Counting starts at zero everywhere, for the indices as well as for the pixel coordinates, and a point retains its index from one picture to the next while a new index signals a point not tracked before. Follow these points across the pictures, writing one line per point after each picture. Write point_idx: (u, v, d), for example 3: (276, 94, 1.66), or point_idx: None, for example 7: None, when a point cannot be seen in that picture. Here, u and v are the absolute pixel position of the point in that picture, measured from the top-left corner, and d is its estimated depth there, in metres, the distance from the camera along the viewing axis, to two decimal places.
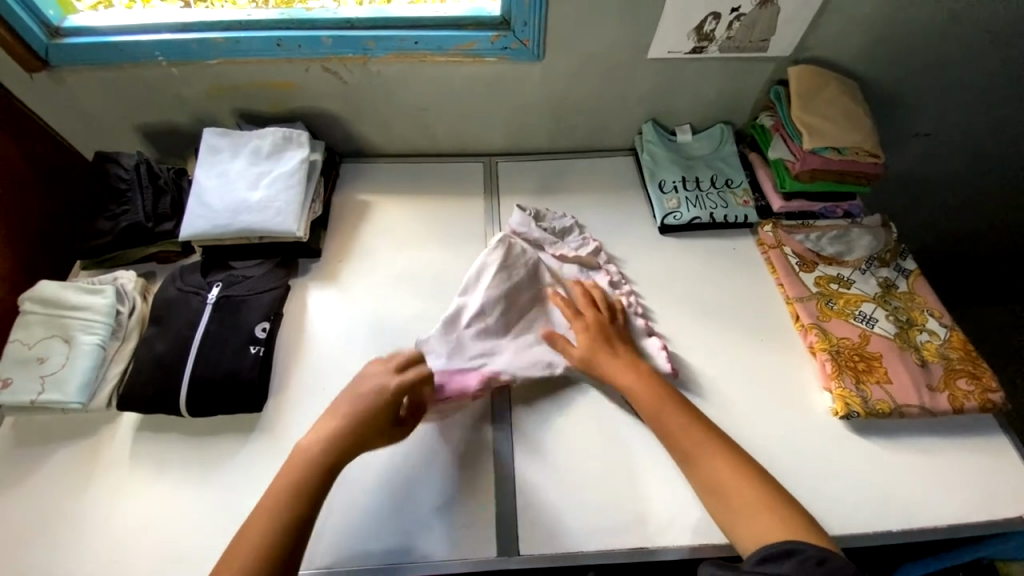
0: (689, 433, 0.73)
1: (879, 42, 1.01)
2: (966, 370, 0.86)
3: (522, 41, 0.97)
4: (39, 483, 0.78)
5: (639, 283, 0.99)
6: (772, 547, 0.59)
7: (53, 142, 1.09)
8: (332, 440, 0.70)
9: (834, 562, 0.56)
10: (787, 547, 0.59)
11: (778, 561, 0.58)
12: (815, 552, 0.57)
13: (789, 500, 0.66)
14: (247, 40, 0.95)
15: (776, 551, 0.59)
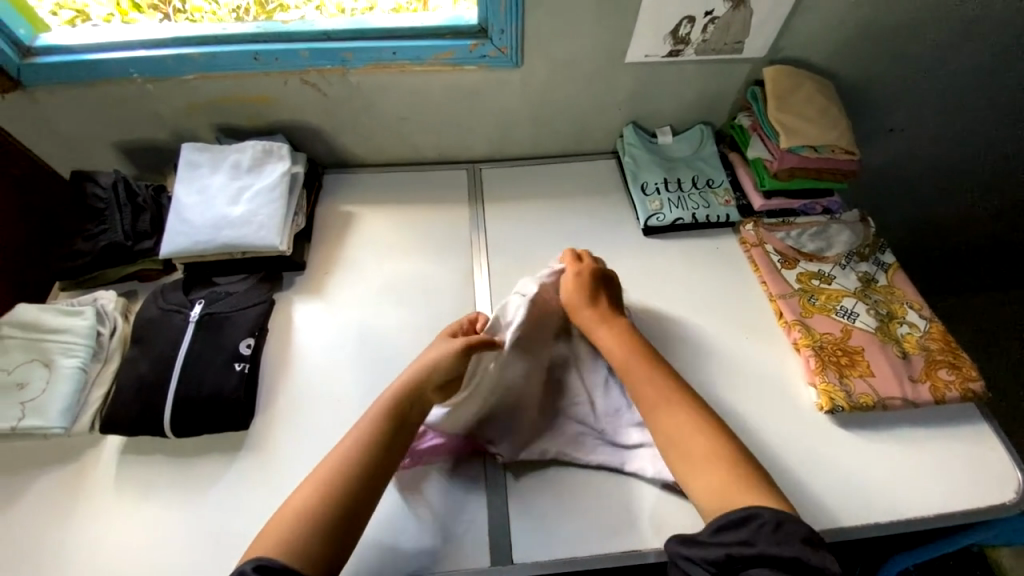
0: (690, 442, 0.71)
1: (850, 41, 1.03)
2: (946, 360, 0.88)
3: (500, 49, 0.97)
4: (21, 512, 0.76)
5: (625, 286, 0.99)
6: (731, 514, 0.62)
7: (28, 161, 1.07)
8: (391, 408, 0.75)
9: (791, 525, 0.59)
10: (746, 512, 0.62)
11: (738, 527, 0.61)
12: (770, 515, 0.60)
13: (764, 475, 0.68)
14: (222, 54, 0.94)
15: (735, 517, 0.62)
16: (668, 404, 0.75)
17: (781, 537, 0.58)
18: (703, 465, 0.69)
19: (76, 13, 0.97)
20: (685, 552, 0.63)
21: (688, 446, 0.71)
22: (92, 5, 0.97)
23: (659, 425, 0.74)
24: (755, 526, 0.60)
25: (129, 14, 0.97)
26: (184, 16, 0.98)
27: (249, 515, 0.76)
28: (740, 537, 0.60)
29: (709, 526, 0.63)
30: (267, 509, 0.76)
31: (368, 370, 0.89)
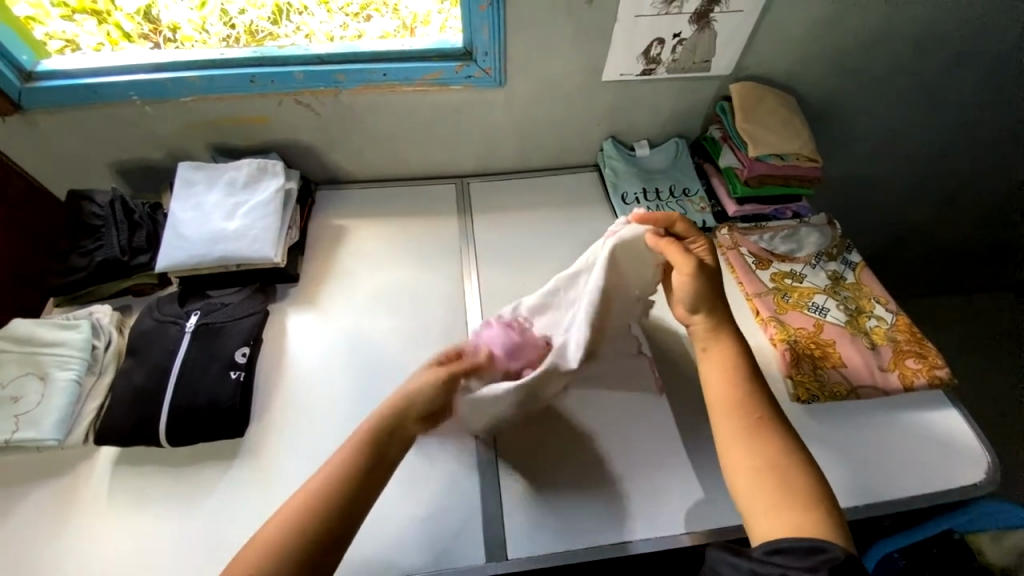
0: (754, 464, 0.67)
1: (808, 59, 1.11)
2: (913, 350, 0.93)
3: (485, 70, 1.03)
4: (10, 526, 0.76)
5: None
6: (794, 540, 0.57)
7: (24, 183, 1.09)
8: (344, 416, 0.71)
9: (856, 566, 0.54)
10: (813, 541, 0.56)
11: (801, 555, 0.56)
12: (838, 551, 0.55)
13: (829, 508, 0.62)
14: (220, 78, 0.99)
15: (796, 544, 0.57)
16: (746, 416, 0.70)
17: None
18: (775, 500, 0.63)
19: (65, 43, 1.01)
20: (731, 560, 0.60)
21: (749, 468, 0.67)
22: (82, 35, 1.01)
23: (733, 434, 0.70)
24: (821, 559, 0.55)
25: (120, 44, 1.02)
26: (175, 44, 1.03)
27: (245, 521, 0.77)
28: (800, 564, 0.55)
29: (763, 548, 0.59)
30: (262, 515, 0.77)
31: (360, 374, 0.91)
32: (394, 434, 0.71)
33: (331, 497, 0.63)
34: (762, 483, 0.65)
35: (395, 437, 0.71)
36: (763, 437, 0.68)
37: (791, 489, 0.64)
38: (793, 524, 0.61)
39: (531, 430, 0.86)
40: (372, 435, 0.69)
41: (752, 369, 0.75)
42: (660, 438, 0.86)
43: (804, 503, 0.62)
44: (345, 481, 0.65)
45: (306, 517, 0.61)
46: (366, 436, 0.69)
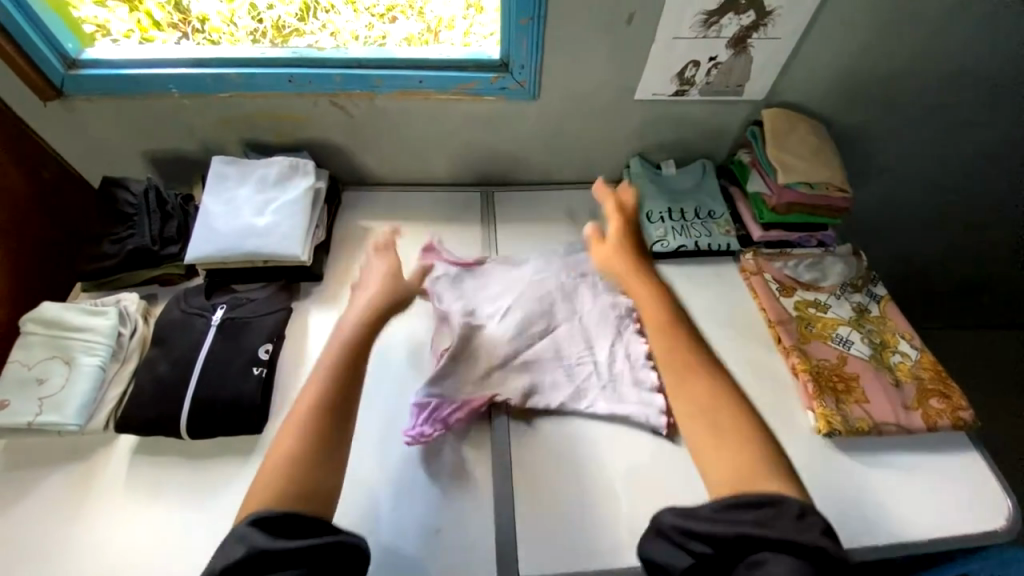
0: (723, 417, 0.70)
1: (840, 90, 1.12)
2: (937, 389, 0.92)
3: (520, 82, 1.04)
4: (27, 509, 0.76)
5: None
6: (751, 495, 0.61)
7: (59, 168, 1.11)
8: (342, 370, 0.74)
9: (814, 517, 0.59)
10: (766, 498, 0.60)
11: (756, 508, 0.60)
12: (794, 504, 0.60)
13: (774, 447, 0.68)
14: (259, 76, 1.00)
15: (752, 500, 0.61)
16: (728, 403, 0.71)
17: (800, 527, 0.58)
18: (728, 446, 0.67)
19: (97, 28, 1.03)
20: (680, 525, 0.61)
21: (717, 432, 0.69)
22: (113, 21, 1.03)
23: (690, 405, 0.73)
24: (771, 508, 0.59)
25: (150, 32, 1.04)
26: (204, 35, 1.05)
27: None
28: (753, 517, 0.59)
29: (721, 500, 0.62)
30: None
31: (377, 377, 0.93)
32: (356, 359, 0.76)
33: (305, 463, 0.65)
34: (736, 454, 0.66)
35: (360, 356, 0.77)
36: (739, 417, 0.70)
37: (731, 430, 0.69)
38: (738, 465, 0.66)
39: (549, 449, 0.87)
40: (320, 405, 0.70)
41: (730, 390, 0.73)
42: (676, 464, 0.86)
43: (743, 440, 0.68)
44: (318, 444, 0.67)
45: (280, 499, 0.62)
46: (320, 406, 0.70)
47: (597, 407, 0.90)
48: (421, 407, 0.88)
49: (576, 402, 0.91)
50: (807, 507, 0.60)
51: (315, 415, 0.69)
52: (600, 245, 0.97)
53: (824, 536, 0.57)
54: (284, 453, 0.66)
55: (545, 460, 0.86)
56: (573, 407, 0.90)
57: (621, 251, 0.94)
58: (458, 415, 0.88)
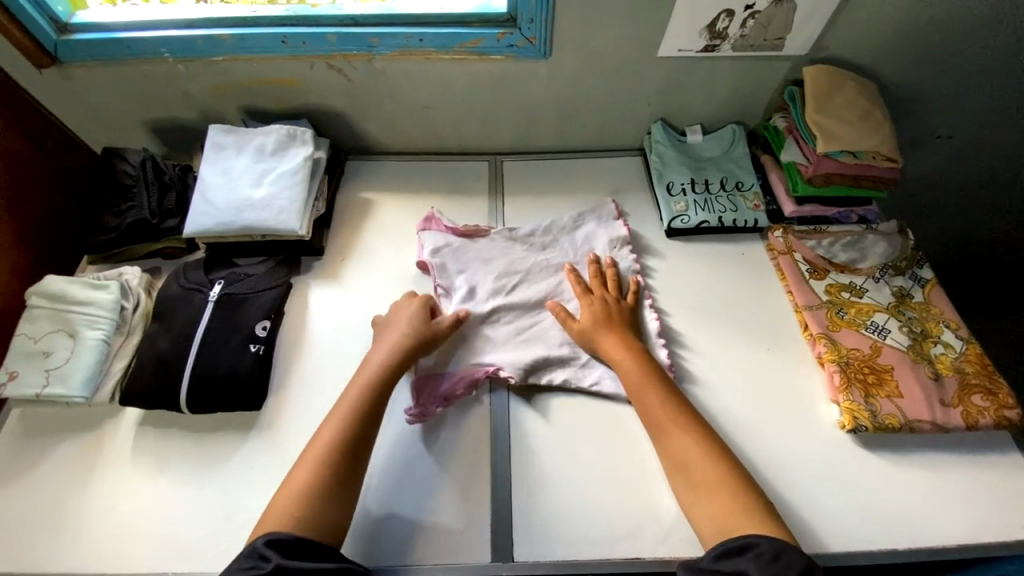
0: (703, 467, 0.70)
1: (898, 42, 0.97)
2: (982, 385, 0.83)
3: (529, 38, 0.95)
4: (43, 476, 0.79)
5: (657, 291, 0.97)
6: (731, 541, 0.62)
7: (74, 146, 1.09)
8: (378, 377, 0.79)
9: (791, 556, 0.59)
10: (741, 541, 0.62)
11: (736, 556, 0.61)
12: (768, 545, 0.60)
13: (758, 497, 0.68)
14: (252, 36, 0.94)
15: (734, 544, 0.62)
16: (703, 442, 0.73)
17: (775, 569, 0.58)
18: (708, 493, 0.69)
19: None
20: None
21: (694, 474, 0.70)
22: None
23: (673, 456, 0.72)
24: (749, 552, 0.60)
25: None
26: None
27: (256, 492, 0.77)
28: (738, 567, 0.60)
29: (710, 553, 0.62)
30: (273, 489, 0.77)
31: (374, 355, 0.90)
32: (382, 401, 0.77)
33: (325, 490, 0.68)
34: (720, 508, 0.67)
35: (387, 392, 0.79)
36: (732, 482, 0.69)
37: (716, 478, 0.69)
38: (718, 512, 0.67)
39: (550, 437, 0.83)
40: (339, 443, 0.72)
41: (713, 441, 0.73)
42: None
43: (728, 488, 0.68)
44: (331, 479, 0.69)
45: (294, 528, 0.64)
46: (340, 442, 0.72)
47: (603, 385, 0.85)
48: (423, 383, 0.85)
49: (580, 379, 0.86)
50: (800, 552, 0.60)
51: (334, 455, 0.71)
52: (583, 296, 0.91)
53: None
54: (300, 486, 0.68)
55: (546, 448, 0.82)
56: (577, 384, 0.86)
57: (600, 310, 0.88)
58: (459, 390, 0.85)
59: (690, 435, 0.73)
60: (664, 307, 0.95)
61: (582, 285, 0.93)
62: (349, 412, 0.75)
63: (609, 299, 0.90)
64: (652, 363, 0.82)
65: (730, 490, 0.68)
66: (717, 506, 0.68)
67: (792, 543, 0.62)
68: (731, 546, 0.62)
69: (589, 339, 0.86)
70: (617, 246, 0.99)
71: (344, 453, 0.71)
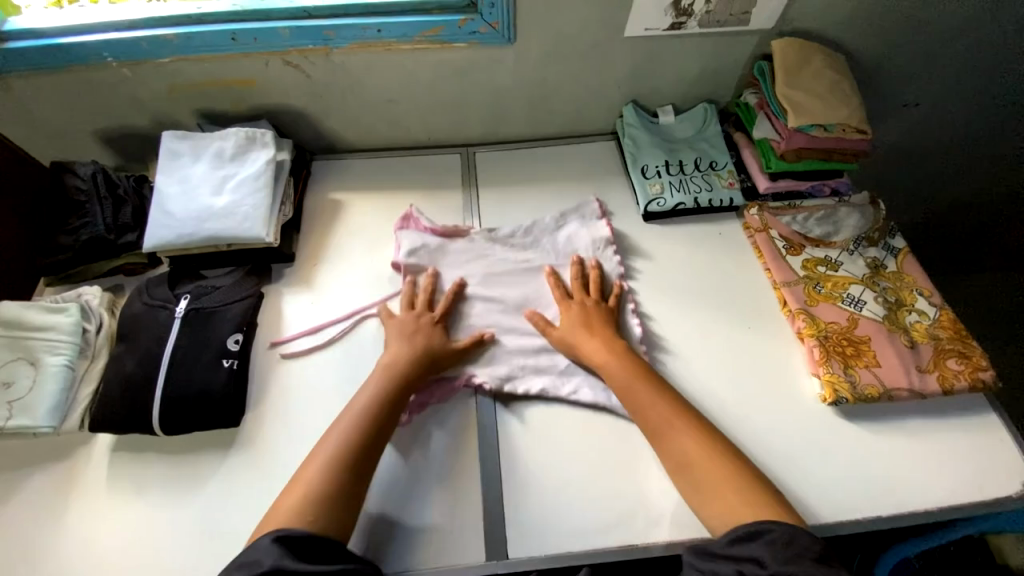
0: (709, 465, 0.70)
1: (862, 11, 0.97)
2: (956, 350, 0.85)
3: (492, 24, 0.92)
4: (16, 510, 0.76)
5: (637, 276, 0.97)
6: (742, 528, 0.63)
7: (21, 162, 1.03)
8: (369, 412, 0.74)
9: (806, 542, 0.59)
10: (755, 527, 0.62)
11: (749, 542, 0.61)
12: (782, 531, 0.60)
13: (766, 488, 0.68)
14: (198, 36, 0.89)
15: (747, 531, 0.62)
16: (703, 441, 0.72)
17: (792, 556, 0.58)
18: (715, 491, 0.68)
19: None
20: (697, 563, 0.62)
21: (699, 473, 0.70)
22: None
23: (675, 452, 0.72)
24: (762, 541, 0.60)
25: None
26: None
27: (241, 509, 0.76)
28: (752, 554, 0.60)
29: (723, 538, 0.63)
30: (258, 505, 0.76)
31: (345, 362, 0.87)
32: (376, 431, 0.73)
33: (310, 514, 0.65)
34: (726, 497, 0.67)
35: (382, 426, 0.74)
36: (733, 471, 0.69)
37: (721, 475, 0.69)
38: (727, 509, 0.67)
39: (538, 432, 0.83)
40: (334, 466, 0.68)
41: (713, 438, 0.73)
42: None
43: (735, 486, 0.68)
44: (318, 511, 0.65)
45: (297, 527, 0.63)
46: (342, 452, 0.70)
47: (581, 394, 0.84)
48: None
49: (558, 388, 0.85)
50: (814, 538, 0.60)
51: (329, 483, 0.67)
52: (562, 302, 0.90)
53: (815, 564, 0.57)
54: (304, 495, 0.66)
55: (535, 444, 0.82)
56: (555, 393, 0.84)
57: (580, 313, 0.87)
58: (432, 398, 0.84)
59: (693, 435, 0.73)
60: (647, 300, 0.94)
61: (562, 290, 0.91)
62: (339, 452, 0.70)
63: (589, 304, 0.88)
64: (638, 361, 0.82)
65: (732, 481, 0.69)
66: (726, 504, 0.67)
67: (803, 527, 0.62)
68: (741, 532, 0.62)
69: (570, 346, 0.85)
70: (602, 245, 0.97)
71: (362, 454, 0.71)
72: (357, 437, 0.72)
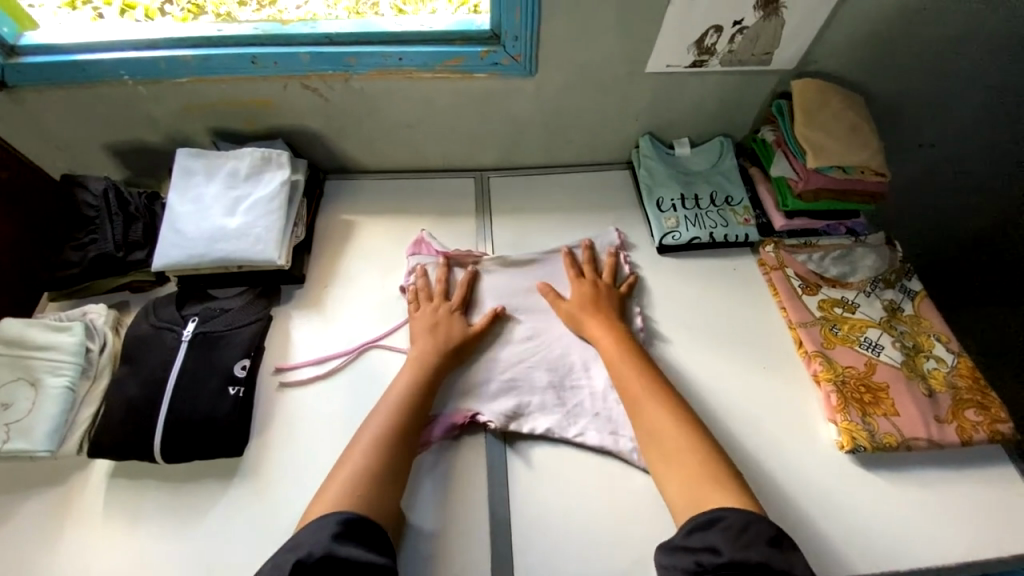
0: (678, 445, 0.71)
1: (881, 56, 0.98)
2: (974, 400, 0.84)
3: (514, 56, 0.92)
4: (5, 538, 0.74)
5: (650, 311, 0.95)
6: (700, 515, 0.62)
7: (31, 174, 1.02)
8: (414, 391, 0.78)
9: (760, 527, 0.59)
10: (711, 514, 0.61)
11: (705, 530, 0.60)
12: (735, 517, 0.60)
13: (732, 471, 0.68)
14: (217, 58, 0.89)
15: (705, 518, 0.61)
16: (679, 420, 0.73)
17: (747, 543, 0.57)
18: (680, 465, 0.69)
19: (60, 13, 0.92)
20: (662, 560, 0.62)
21: (666, 445, 0.72)
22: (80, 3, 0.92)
23: (647, 426, 0.74)
24: (718, 526, 0.60)
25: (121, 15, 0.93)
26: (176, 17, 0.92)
27: (239, 543, 0.73)
28: (708, 542, 0.59)
29: (683, 528, 0.63)
30: (258, 539, 0.73)
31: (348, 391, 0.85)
32: (416, 410, 0.76)
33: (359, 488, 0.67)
34: (691, 481, 0.67)
35: (421, 408, 0.77)
36: (700, 448, 0.70)
37: (692, 453, 0.70)
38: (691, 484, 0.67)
39: (547, 468, 0.81)
40: (376, 441, 0.72)
41: (688, 417, 0.74)
42: None
43: (704, 462, 0.69)
44: (364, 491, 0.67)
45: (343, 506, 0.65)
46: (383, 436, 0.72)
47: (587, 436, 0.81)
48: None
49: (564, 429, 0.82)
50: (770, 522, 0.60)
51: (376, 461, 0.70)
52: (574, 278, 0.93)
53: (769, 548, 0.57)
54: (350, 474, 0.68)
55: (544, 481, 0.79)
56: (560, 434, 0.82)
57: (589, 292, 0.91)
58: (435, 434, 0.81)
59: (663, 407, 0.75)
60: (662, 340, 0.92)
61: (575, 269, 0.95)
62: (383, 427, 0.74)
63: (599, 283, 0.93)
64: (631, 342, 0.84)
65: (697, 457, 0.69)
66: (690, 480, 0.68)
67: (759, 514, 0.61)
68: (701, 521, 0.61)
69: (576, 321, 0.89)
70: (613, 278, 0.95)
71: (403, 431, 0.74)
72: (398, 416, 0.75)
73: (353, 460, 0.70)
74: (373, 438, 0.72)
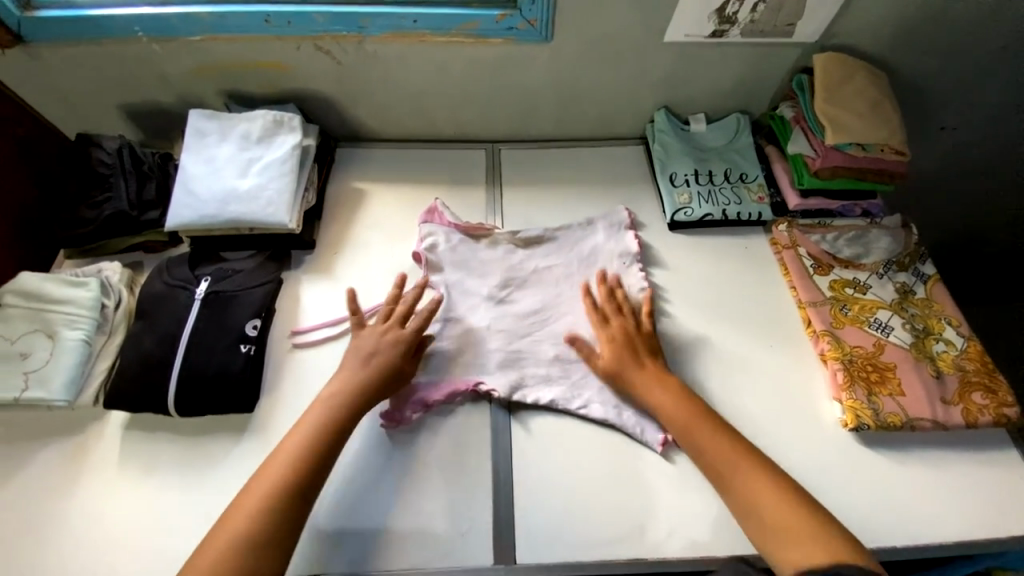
0: (779, 514, 0.67)
1: (908, 31, 0.95)
2: (982, 383, 0.83)
3: (530, 21, 0.91)
4: (26, 481, 0.76)
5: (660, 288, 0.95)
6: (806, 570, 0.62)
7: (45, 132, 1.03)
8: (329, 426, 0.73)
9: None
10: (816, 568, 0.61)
11: None
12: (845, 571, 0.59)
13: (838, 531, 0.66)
14: (231, 15, 0.89)
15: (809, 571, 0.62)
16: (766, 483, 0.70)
17: None
18: (791, 537, 0.66)
19: None
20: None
21: (768, 517, 0.68)
22: None
23: (741, 494, 0.70)
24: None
25: None
26: None
27: None
28: None
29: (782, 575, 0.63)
30: None
31: None
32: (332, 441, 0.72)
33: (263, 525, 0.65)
34: (793, 539, 0.65)
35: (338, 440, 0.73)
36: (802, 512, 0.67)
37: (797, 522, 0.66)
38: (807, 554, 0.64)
39: (552, 437, 0.82)
40: (286, 476, 0.68)
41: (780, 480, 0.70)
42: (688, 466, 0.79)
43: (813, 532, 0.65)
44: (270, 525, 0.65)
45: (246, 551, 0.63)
46: (296, 469, 0.69)
47: (592, 408, 0.82)
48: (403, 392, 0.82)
49: (569, 401, 0.83)
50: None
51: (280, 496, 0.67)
52: (600, 327, 0.86)
53: None
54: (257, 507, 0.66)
55: (549, 449, 0.81)
56: (565, 406, 0.83)
57: (621, 342, 0.83)
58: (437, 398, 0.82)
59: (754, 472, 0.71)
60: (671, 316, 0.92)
61: (598, 312, 0.87)
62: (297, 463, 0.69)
63: (628, 327, 0.85)
64: (693, 399, 0.78)
65: (802, 524, 0.66)
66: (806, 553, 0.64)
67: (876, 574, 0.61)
68: None
69: (617, 375, 0.81)
70: (630, 256, 0.96)
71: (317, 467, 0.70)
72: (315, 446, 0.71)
73: (265, 485, 0.68)
74: (281, 472, 0.69)
